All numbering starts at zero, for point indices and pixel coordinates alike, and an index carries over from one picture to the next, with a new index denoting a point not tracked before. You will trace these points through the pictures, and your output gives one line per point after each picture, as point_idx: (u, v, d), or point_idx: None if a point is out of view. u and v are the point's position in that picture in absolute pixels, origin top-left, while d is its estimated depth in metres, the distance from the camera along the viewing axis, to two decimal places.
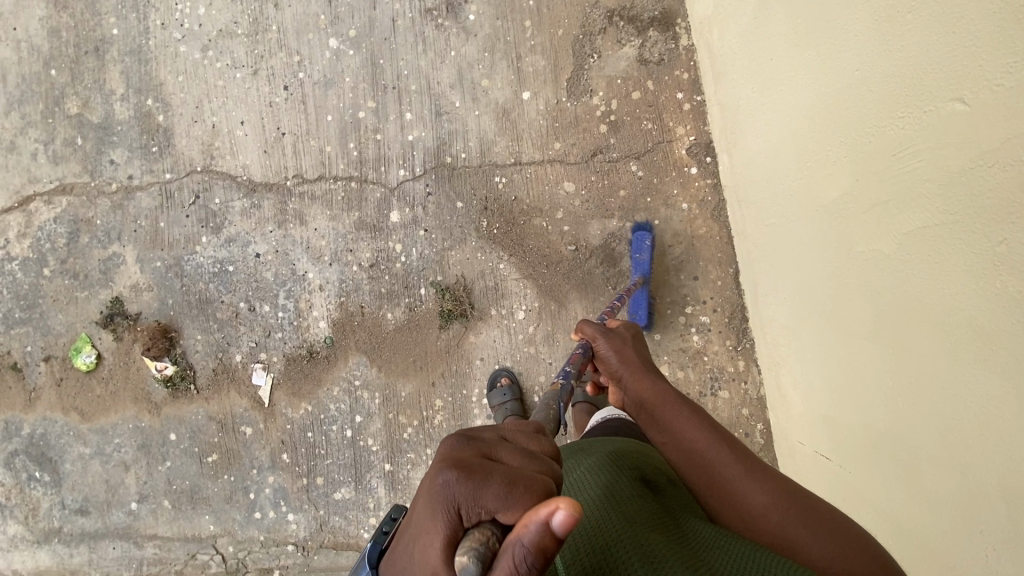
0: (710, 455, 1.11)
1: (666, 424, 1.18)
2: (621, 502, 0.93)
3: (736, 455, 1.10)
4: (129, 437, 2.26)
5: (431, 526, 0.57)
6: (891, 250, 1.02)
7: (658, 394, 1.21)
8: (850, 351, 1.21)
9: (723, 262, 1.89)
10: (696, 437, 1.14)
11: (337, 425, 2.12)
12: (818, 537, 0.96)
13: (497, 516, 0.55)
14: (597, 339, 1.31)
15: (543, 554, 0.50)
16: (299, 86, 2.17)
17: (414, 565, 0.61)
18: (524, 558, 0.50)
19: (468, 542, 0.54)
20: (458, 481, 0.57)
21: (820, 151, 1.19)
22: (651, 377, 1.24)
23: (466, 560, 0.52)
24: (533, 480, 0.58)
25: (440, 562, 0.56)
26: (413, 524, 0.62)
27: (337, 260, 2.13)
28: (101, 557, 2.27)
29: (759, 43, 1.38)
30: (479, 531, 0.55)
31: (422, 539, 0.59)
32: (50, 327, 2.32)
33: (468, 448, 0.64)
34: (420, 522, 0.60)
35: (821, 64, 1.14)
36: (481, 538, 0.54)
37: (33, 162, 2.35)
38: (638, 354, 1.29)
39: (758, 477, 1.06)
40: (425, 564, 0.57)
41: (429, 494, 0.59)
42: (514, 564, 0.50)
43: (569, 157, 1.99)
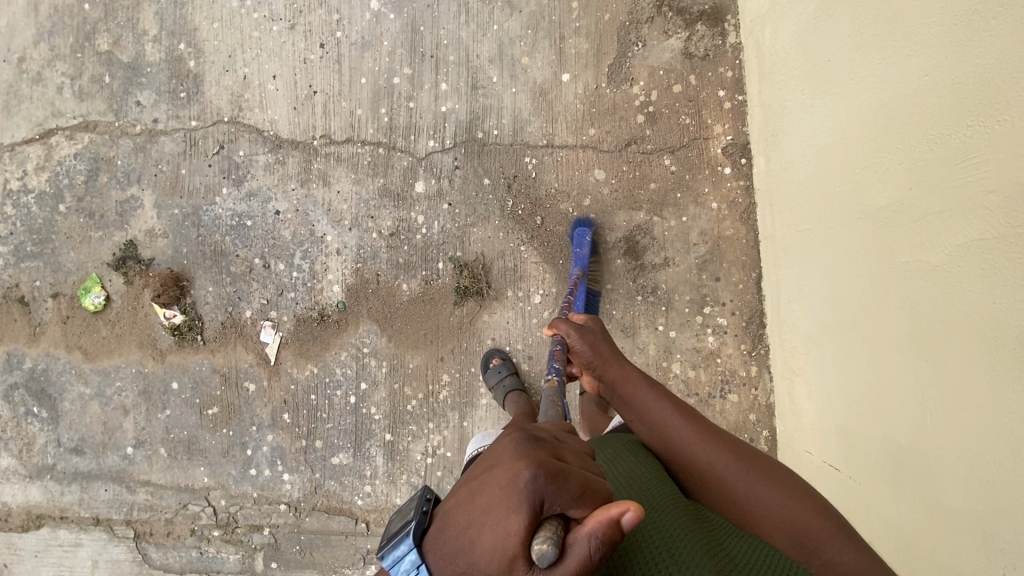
0: (663, 422, 1.10)
1: (637, 409, 1.14)
2: (642, 488, 0.93)
3: (687, 419, 1.09)
4: (130, 381, 2.25)
5: (512, 514, 0.58)
6: (939, 261, 1.02)
7: (623, 376, 1.18)
8: (877, 361, 1.20)
9: (747, 265, 1.87)
10: (652, 406, 1.12)
11: (341, 390, 2.11)
12: (763, 492, 0.99)
13: (569, 511, 0.60)
14: (569, 334, 1.24)
15: (609, 547, 0.58)
16: (336, 45, 2.13)
17: (476, 549, 0.60)
18: (597, 548, 0.57)
19: (547, 535, 0.57)
20: (547, 478, 0.59)
21: (871, 158, 1.17)
22: (616, 360, 1.21)
23: (546, 548, 0.56)
24: (597, 484, 0.64)
25: (515, 552, 0.57)
26: (477, 509, 0.62)
27: (357, 225, 2.11)
28: (92, 498, 2.27)
29: (819, 42, 1.35)
30: (553, 523, 0.58)
31: (491, 526, 0.59)
32: (61, 264, 2.30)
33: (536, 446, 0.66)
34: (490, 509, 0.60)
35: (885, 67, 1.11)
36: (556, 529, 0.58)
37: (58, 96, 2.31)
38: (608, 343, 1.24)
39: (712, 442, 1.05)
40: (498, 550, 0.58)
41: (506, 482, 0.60)
42: (588, 551, 0.57)
43: (603, 144, 1.96)
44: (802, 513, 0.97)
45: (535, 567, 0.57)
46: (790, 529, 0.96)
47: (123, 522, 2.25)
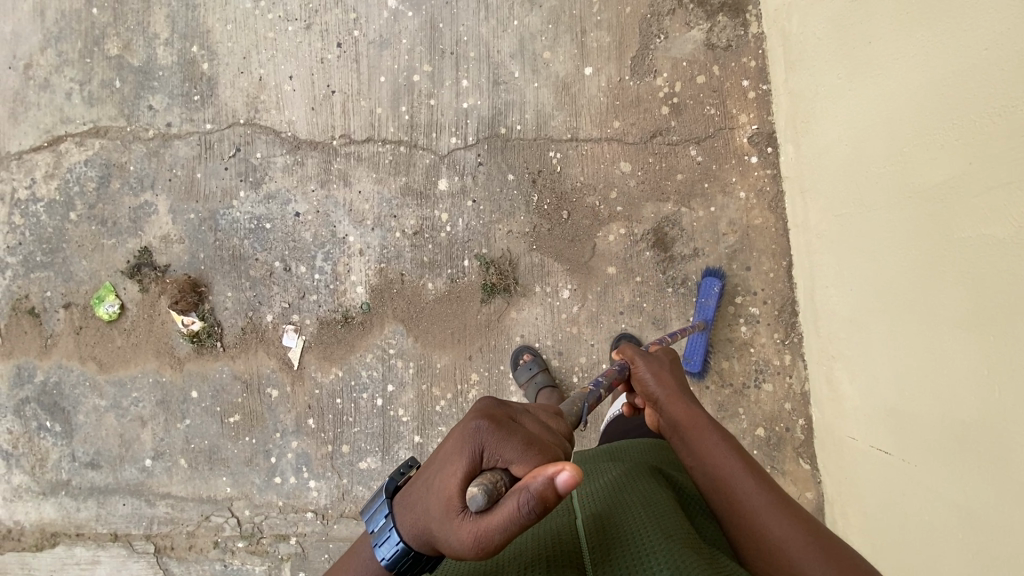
0: (737, 484, 1.05)
1: (703, 456, 1.11)
2: (655, 506, 0.97)
3: (767, 491, 1.03)
4: (147, 391, 2.19)
5: (456, 460, 0.70)
6: (1007, 231, 1.02)
7: (691, 418, 1.16)
8: (935, 340, 1.20)
9: (777, 254, 1.87)
10: (728, 466, 1.07)
11: (368, 393, 2.07)
12: None
13: (512, 465, 0.67)
14: (635, 360, 1.26)
15: (543, 505, 0.61)
16: (353, 44, 2.11)
17: (429, 496, 0.73)
18: (526, 503, 0.60)
19: (483, 478, 0.66)
20: (489, 431, 0.70)
21: (922, 136, 1.18)
22: (684, 400, 1.20)
23: (475, 491, 0.63)
24: (547, 448, 0.71)
25: (454, 492, 0.68)
26: (437, 460, 0.75)
27: (380, 225, 2.08)
28: (110, 513, 2.20)
29: (855, 25, 1.37)
30: (491, 472, 0.67)
31: (443, 472, 0.71)
32: (73, 274, 2.24)
33: (500, 407, 0.76)
34: (445, 457, 0.72)
35: (936, 46, 1.13)
36: (490, 479, 0.66)
37: (67, 102, 2.27)
38: (676, 378, 1.25)
39: (795, 523, 0.98)
40: (442, 492, 0.69)
41: (459, 436, 0.72)
42: (518, 505, 0.60)
43: (628, 136, 1.95)
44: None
45: (467, 510, 0.66)
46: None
47: (143, 536, 2.18)
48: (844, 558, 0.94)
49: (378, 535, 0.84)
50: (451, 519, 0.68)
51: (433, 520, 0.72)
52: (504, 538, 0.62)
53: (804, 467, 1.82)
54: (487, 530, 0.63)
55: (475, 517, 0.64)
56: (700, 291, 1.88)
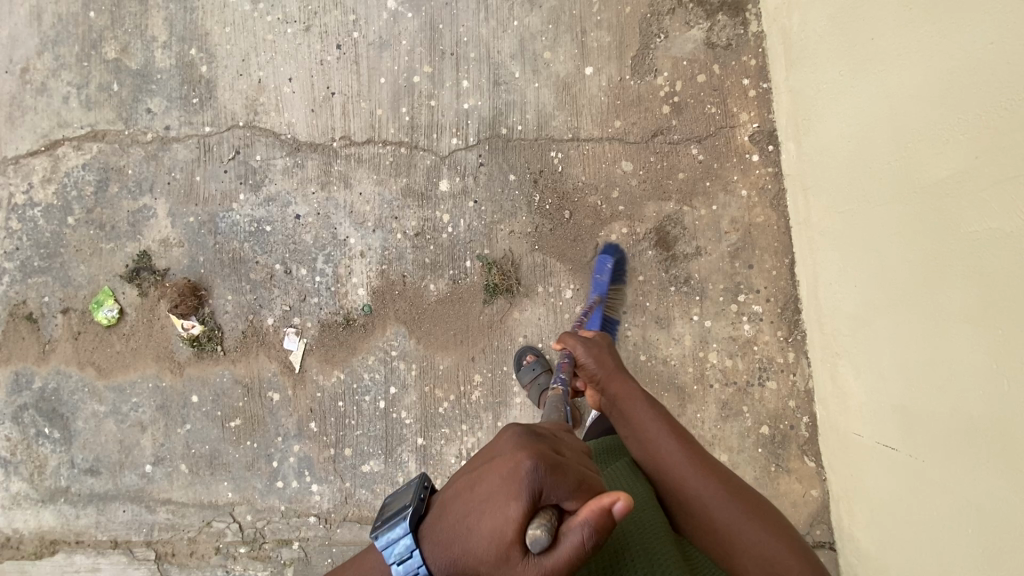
0: (659, 446, 1.13)
1: (634, 423, 1.19)
2: (645, 516, 0.95)
3: (684, 448, 1.12)
4: (147, 396, 2.17)
5: (509, 499, 0.66)
6: (1015, 227, 1.02)
7: (625, 391, 1.25)
8: (940, 336, 1.20)
9: (779, 251, 1.87)
10: (650, 429, 1.16)
11: (370, 395, 2.06)
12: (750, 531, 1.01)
13: (563, 502, 0.67)
14: (576, 347, 1.34)
15: (601, 535, 0.65)
16: (353, 46, 2.11)
17: (472, 536, 0.69)
18: (588, 535, 0.64)
19: (542, 518, 0.65)
20: (545, 471, 0.67)
21: (926, 133, 1.18)
22: (620, 377, 1.29)
23: (539, 533, 0.64)
24: (592, 480, 0.72)
25: (512, 533, 0.65)
26: (479, 495, 0.70)
27: (381, 226, 2.07)
28: (110, 520, 2.18)
29: (858, 23, 1.37)
30: (547, 511, 0.66)
31: (492, 510, 0.67)
32: (70, 279, 2.22)
33: (539, 442, 0.75)
34: (489, 496, 0.69)
35: (940, 42, 1.14)
36: (550, 517, 0.66)
37: (64, 106, 2.25)
38: (614, 359, 1.33)
39: (708, 475, 1.08)
40: (496, 532, 0.66)
41: (507, 474, 0.69)
42: (580, 539, 0.64)
43: (629, 136, 1.95)
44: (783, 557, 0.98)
45: (529, 549, 0.65)
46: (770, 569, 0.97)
47: (143, 543, 2.16)
48: (750, 504, 1.05)
49: (400, 564, 0.76)
50: (504, 560, 0.66)
51: (479, 557, 0.68)
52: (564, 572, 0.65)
53: (809, 464, 1.81)
54: (551, 565, 0.64)
55: (538, 556, 0.65)
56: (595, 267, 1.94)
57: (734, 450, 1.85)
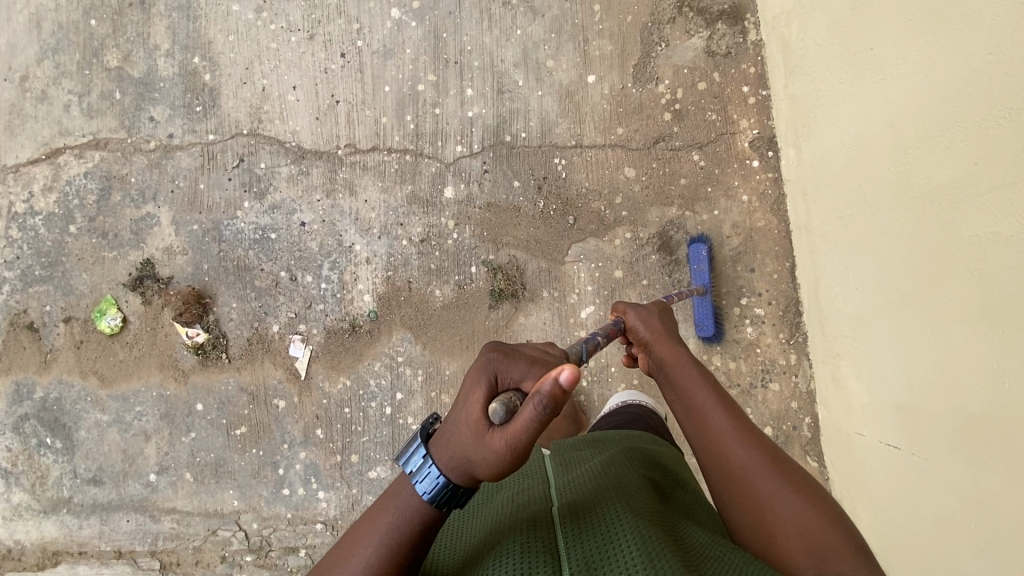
0: (706, 413, 1.13)
1: (681, 391, 1.18)
2: (628, 493, 0.99)
3: (730, 415, 1.12)
4: (151, 405, 2.17)
5: (476, 389, 0.87)
6: (1014, 230, 1.05)
7: (675, 358, 1.22)
8: (942, 336, 1.23)
9: (780, 255, 1.90)
10: (698, 396, 1.15)
11: (376, 402, 2.06)
12: (787, 501, 1.01)
13: (521, 383, 0.85)
14: (625, 311, 1.33)
15: (555, 402, 0.78)
16: (357, 54, 2.12)
17: (456, 425, 0.89)
18: (541, 404, 0.77)
19: (503, 394, 0.84)
20: (499, 361, 0.88)
21: (925, 139, 1.21)
22: (672, 344, 1.25)
23: (498, 405, 0.83)
24: (545, 366, 0.91)
25: (481, 414, 0.85)
26: (458, 397, 0.91)
27: (386, 233, 2.09)
28: (113, 530, 2.17)
29: (856, 32, 1.40)
30: (507, 392, 0.85)
31: (467, 404, 0.88)
32: (73, 288, 2.21)
33: (502, 347, 0.95)
34: (465, 392, 0.89)
35: (937, 50, 1.16)
36: (508, 394, 0.84)
37: (65, 114, 2.25)
38: (663, 324, 1.30)
39: (752, 445, 1.07)
40: (471, 417, 0.86)
41: (476, 371, 0.89)
42: (535, 407, 0.78)
43: (631, 142, 1.98)
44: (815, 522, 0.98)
45: (495, 425, 0.83)
46: (809, 540, 0.96)
47: (148, 553, 2.15)
48: (792, 476, 1.04)
49: (417, 472, 0.91)
50: (481, 436, 0.84)
51: (467, 445, 0.87)
52: (528, 437, 0.80)
53: (811, 464, 1.84)
54: (516, 433, 0.80)
55: (503, 428, 0.82)
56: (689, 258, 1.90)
57: None
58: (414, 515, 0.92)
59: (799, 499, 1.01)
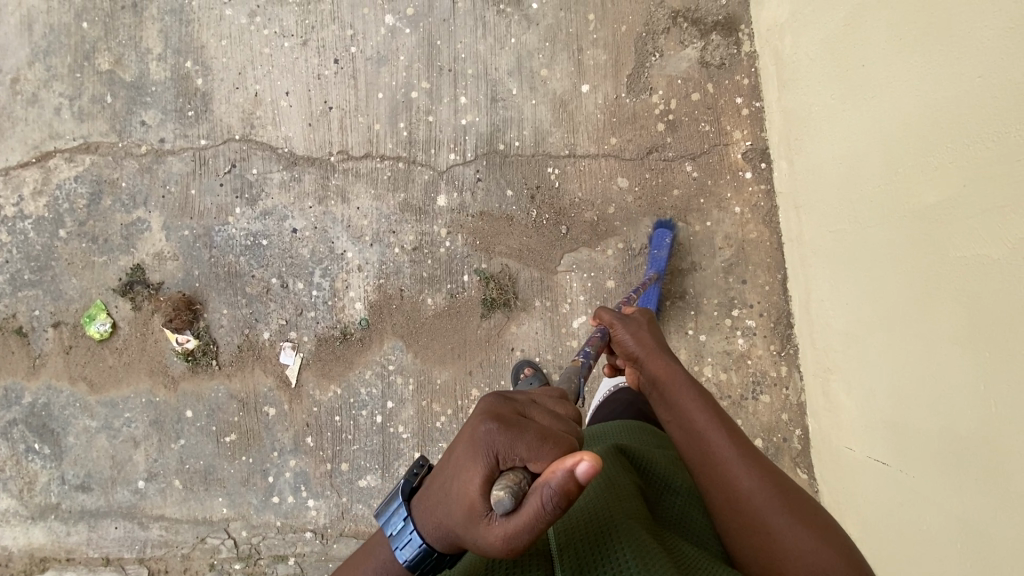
0: (704, 433, 1.16)
1: (680, 409, 1.22)
2: (620, 496, 0.98)
3: (727, 436, 1.14)
4: (140, 412, 2.15)
5: (472, 468, 0.70)
6: (1001, 253, 1.05)
7: (672, 376, 1.26)
8: (930, 355, 1.24)
9: (772, 267, 1.90)
10: (697, 418, 1.18)
11: (367, 410, 2.06)
12: (791, 526, 1.00)
13: (529, 464, 0.68)
14: (614, 325, 1.37)
15: (566, 496, 0.62)
16: (350, 60, 2.11)
17: (451, 500, 0.74)
18: (549, 499, 0.62)
19: (505, 479, 0.66)
20: (500, 434, 0.70)
21: (915, 159, 1.21)
22: (666, 360, 1.29)
23: (501, 496, 0.64)
24: (560, 440, 0.71)
25: (477, 497, 0.69)
26: (452, 464, 0.74)
27: (378, 240, 2.08)
28: (102, 537, 2.15)
29: (847, 48, 1.40)
30: (512, 473, 0.67)
31: (461, 479, 0.72)
32: (62, 292, 2.20)
33: (506, 405, 0.77)
34: (461, 463, 0.72)
35: (925, 72, 1.16)
36: (514, 479, 0.66)
37: (56, 117, 2.23)
38: (655, 339, 1.35)
39: (751, 465, 1.09)
40: (465, 499, 0.70)
41: (472, 441, 0.71)
42: (541, 502, 0.62)
43: (625, 152, 1.98)
44: (820, 549, 0.97)
45: (493, 513, 0.67)
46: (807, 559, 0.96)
47: (136, 560, 2.14)
48: (788, 494, 1.06)
49: (398, 537, 0.84)
50: (477, 522, 0.69)
51: (458, 525, 0.73)
52: (532, 534, 0.65)
53: (801, 477, 1.84)
54: (517, 532, 0.64)
55: (503, 521, 0.66)
56: (653, 242, 1.92)
57: None
58: (393, 573, 0.88)
59: (803, 525, 1.00)
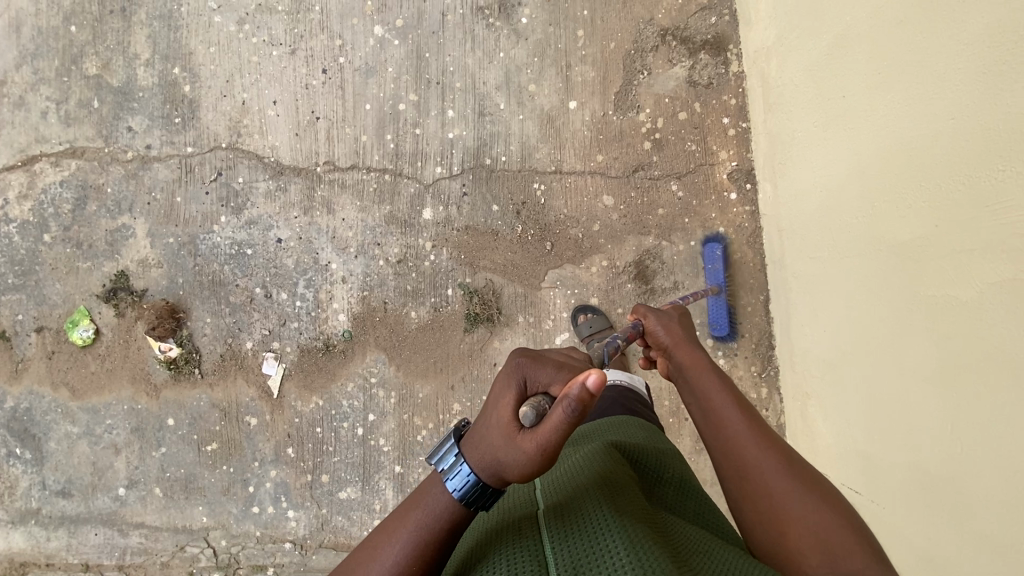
0: (725, 416, 1.14)
1: (698, 391, 1.20)
2: (613, 490, 0.96)
3: (750, 420, 1.12)
4: (122, 419, 2.15)
5: (506, 391, 0.92)
6: (971, 297, 1.04)
7: (694, 359, 1.25)
8: (903, 390, 1.23)
9: (754, 288, 1.90)
10: (718, 400, 1.16)
11: (348, 422, 2.06)
12: (801, 500, 1.00)
13: (550, 388, 0.90)
14: (646, 315, 1.36)
15: (581, 405, 0.81)
16: (339, 71, 2.10)
17: (488, 430, 0.92)
18: (570, 408, 0.80)
19: (532, 397, 0.88)
20: (527, 366, 0.92)
21: (892, 194, 1.20)
22: (690, 347, 1.29)
23: (527, 407, 0.86)
24: (573, 371, 0.94)
25: (512, 417, 0.89)
26: (488, 402, 0.94)
27: (363, 252, 2.07)
28: (81, 543, 2.15)
29: (829, 76, 1.39)
30: (537, 396, 0.90)
31: (497, 407, 0.92)
32: (46, 297, 2.19)
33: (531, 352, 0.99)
34: (495, 398, 0.93)
35: (902, 108, 1.14)
36: (535, 398, 0.88)
37: (42, 121, 2.22)
38: (683, 328, 1.34)
39: (772, 450, 1.07)
40: (500, 421, 0.90)
41: (505, 375, 0.93)
42: (564, 410, 0.81)
43: (610, 170, 1.98)
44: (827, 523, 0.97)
45: (524, 427, 0.87)
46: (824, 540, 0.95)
47: (115, 567, 2.14)
48: (806, 477, 1.04)
49: (448, 470, 0.94)
50: (512, 438, 0.88)
51: (496, 448, 0.90)
52: (556, 438, 0.83)
53: None
54: (545, 435, 0.84)
55: (532, 430, 0.86)
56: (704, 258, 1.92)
57: (707, 482, 1.91)
58: (443, 509, 0.95)
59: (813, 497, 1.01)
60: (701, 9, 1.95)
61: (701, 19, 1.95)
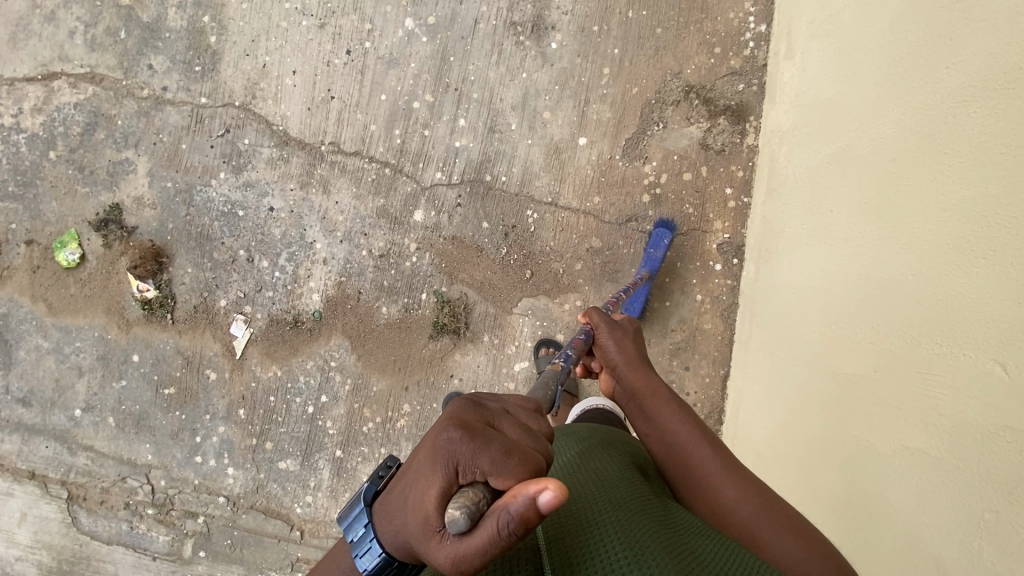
0: (684, 443, 1.08)
1: (658, 422, 1.13)
2: (608, 486, 0.88)
3: (710, 444, 1.07)
4: (90, 344, 2.21)
5: (430, 476, 0.62)
6: (884, 450, 1.06)
7: (647, 385, 1.19)
8: (812, 507, 1.26)
9: (716, 361, 1.91)
10: (672, 428, 1.11)
11: (301, 398, 2.12)
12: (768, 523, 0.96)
13: (490, 479, 0.60)
14: (600, 327, 1.29)
15: (524, 525, 0.54)
16: (363, 55, 2.09)
17: (406, 511, 0.66)
18: (506, 525, 0.54)
19: (461, 498, 0.58)
20: (463, 444, 0.62)
21: (847, 325, 1.23)
22: (643, 368, 1.22)
23: (456, 515, 0.57)
24: (529, 454, 0.63)
25: (434, 510, 0.61)
26: (410, 477, 0.67)
27: (349, 239, 2.10)
28: (32, 452, 2.25)
29: (826, 187, 1.40)
30: (470, 490, 0.59)
31: (420, 490, 0.64)
32: (41, 212, 2.23)
33: (474, 411, 0.69)
34: (420, 473, 0.65)
35: (878, 246, 1.17)
36: (472, 497, 0.58)
37: (68, 40, 2.22)
38: (637, 349, 1.27)
39: (733, 475, 1.02)
40: (419, 510, 0.63)
41: (431, 450, 0.64)
42: (497, 527, 0.55)
43: (605, 214, 1.98)
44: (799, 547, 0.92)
45: (446, 531, 0.60)
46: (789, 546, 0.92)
47: (59, 481, 2.23)
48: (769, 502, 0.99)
49: (357, 544, 0.75)
50: (429, 537, 0.61)
51: (411, 535, 0.65)
52: (483, 560, 0.57)
53: None
54: (468, 555, 0.57)
55: (456, 540, 0.58)
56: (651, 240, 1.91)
57: None
58: None
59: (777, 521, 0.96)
60: (731, 73, 1.91)
61: (728, 84, 1.91)
